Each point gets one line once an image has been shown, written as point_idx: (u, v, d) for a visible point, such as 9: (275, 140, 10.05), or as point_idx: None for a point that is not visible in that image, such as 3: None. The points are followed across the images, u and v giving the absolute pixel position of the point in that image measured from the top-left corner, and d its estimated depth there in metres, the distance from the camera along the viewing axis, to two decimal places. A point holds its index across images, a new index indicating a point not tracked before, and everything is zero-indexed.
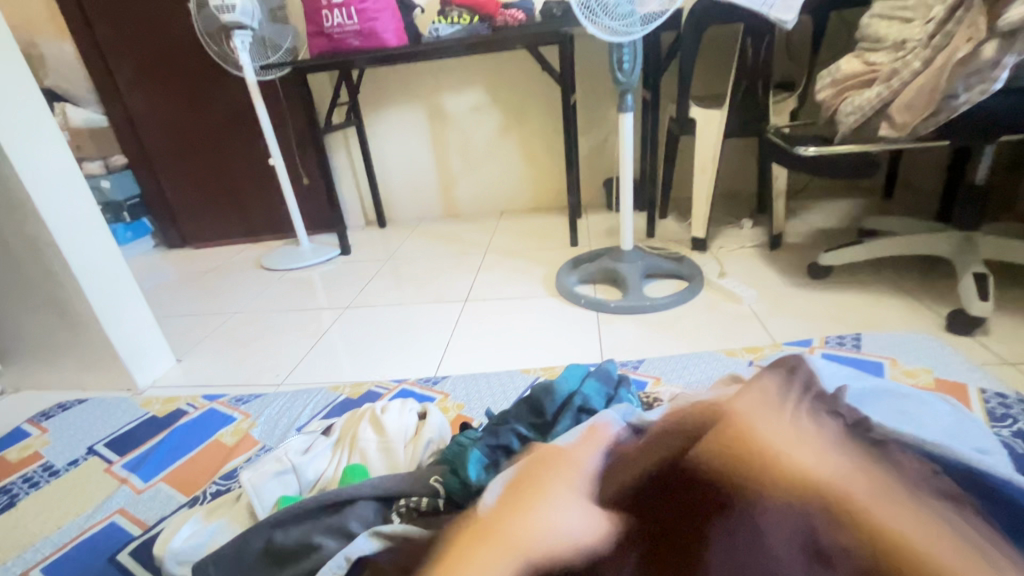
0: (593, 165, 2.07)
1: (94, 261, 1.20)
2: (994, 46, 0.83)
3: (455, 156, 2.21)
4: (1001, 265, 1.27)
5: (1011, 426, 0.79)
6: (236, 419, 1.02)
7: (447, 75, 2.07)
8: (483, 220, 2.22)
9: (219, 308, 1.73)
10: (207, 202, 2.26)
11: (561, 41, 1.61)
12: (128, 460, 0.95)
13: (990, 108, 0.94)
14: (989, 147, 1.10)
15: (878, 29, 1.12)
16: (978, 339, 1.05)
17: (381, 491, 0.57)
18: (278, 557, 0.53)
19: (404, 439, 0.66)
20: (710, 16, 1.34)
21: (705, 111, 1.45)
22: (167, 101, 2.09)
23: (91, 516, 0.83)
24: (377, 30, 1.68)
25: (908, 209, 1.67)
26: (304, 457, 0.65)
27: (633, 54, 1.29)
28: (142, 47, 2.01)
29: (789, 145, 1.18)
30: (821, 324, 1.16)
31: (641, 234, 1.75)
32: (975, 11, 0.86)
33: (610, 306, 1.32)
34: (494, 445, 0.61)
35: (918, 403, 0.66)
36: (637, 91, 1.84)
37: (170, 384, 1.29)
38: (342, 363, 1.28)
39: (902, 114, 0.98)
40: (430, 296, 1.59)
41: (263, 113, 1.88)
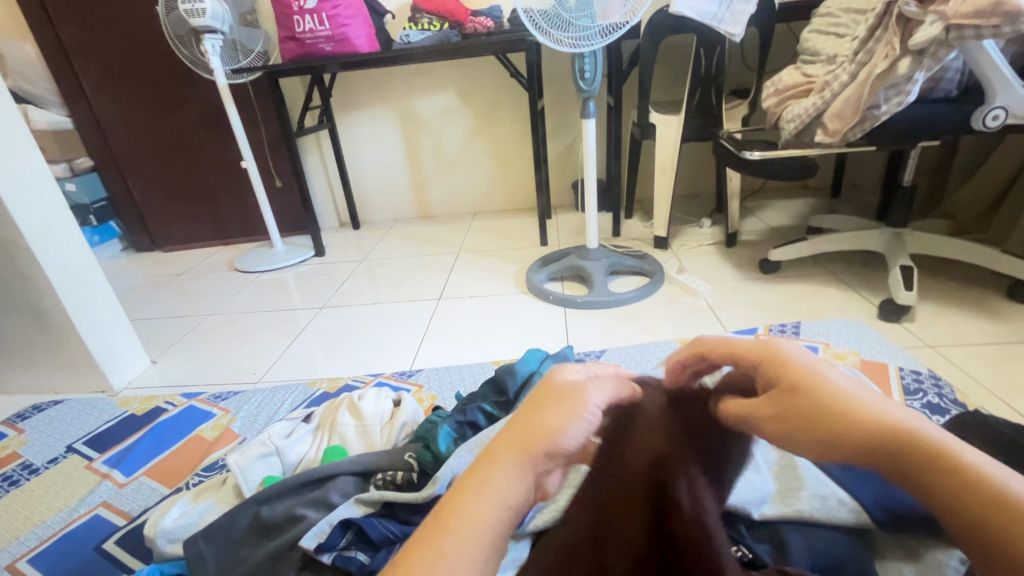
0: (561, 168, 2.15)
1: (66, 264, 1.21)
2: (907, 62, 0.94)
3: (427, 159, 2.26)
4: (929, 259, 1.40)
5: (922, 399, 0.89)
6: (216, 416, 1.06)
7: (418, 79, 2.12)
8: (456, 221, 2.28)
9: (193, 311, 1.74)
10: (178, 205, 2.25)
11: (527, 49, 1.67)
12: (108, 456, 0.97)
13: (909, 116, 1.05)
14: (913, 151, 1.22)
15: (816, 44, 1.22)
16: (905, 324, 1.16)
17: (361, 466, 0.62)
18: (265, 529, 0.58)
19: (380, 423, 0.71)
20: (666, 28, 1.43)
21: (663, 117, 1.54)
22: (135, 104, 2.08)
23: (75, 510, 0.86)
24: (349, 36, 1.73)
25: (852, 208, 1.80)
26: (286, 441, 0.70)
27: (594, 63, 1.37)
28: (108, 48, 1.99)
29: (738, 149, 1.28)
30: (768, 314, 1.26)
31: (607, 234, 1.84)
32: (891, 31, 0.96)
33: (576, 301, 1.40)
34: (462, 421, 0.67)
35: None
36: (601, 97, 1.93)
37: (146, 385, 1.31)
38: (319, 361, 1.32)
39: (834, 121, 1.07)
40: (405, 295, 1.64)
41: (235, 116, 1.89)
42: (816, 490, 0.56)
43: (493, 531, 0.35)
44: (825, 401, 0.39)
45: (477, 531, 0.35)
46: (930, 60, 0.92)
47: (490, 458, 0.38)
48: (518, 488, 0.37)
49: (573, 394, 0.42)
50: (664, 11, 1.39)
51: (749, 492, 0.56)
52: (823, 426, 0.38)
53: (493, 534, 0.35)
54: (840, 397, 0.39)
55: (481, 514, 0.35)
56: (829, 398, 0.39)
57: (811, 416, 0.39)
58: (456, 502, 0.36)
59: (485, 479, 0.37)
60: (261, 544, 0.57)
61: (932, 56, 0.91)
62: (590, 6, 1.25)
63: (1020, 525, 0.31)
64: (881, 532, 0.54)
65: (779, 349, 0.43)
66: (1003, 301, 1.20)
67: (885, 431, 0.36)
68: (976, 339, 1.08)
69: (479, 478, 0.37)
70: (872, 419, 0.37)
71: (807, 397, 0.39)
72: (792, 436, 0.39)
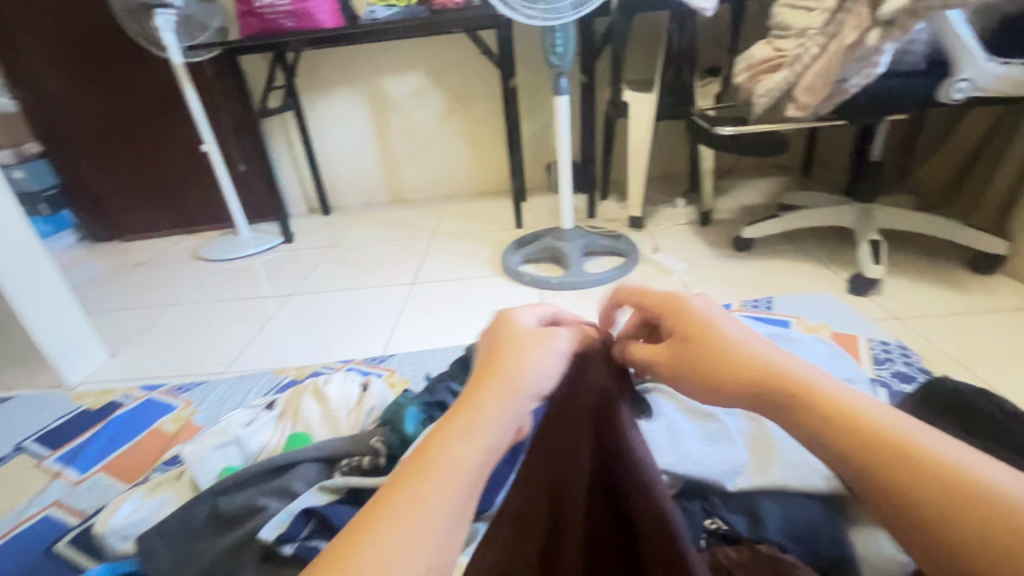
0: (536, 150, 2.12)
1: (9, 253, 1.13)
2: (876, 34, 0.94)
3: (398, 141, 2.20)
4: (896, 233, 1.42)
5: (890, 368, 0.90)
6: (177, 408, 1.01)
7: (387, 58, 2.05)
8: (430, 205, 2.23)
9: (155, 302, 1.66)
10: (136, 193, 2.15)
11: (498, 25, 1.63)
12: (60, 454, 0.92)
13: (878, 90, 1.05)
14: (882, 125, 1.22)
15: (787, 18, 1.22)
16: (873, 298, 1.18)
17: (325, 452, 0.59)
18: (224, 521, 0.55)
19: (347, 408, 0.69)
20: (637, 2, 1.40)
21: (636, 95, 1.52)
22: (84, 84, 1.96)
23: (24, 510, 0.81)
24: (311, 11, 1.65)
25: (822, 186, 1.82)
26: (247, 430, 0.66)
27: (566, 38, 1.34)
28: (51, 24, 1.87)
29: (711, 125, 1.27)
30: (742, 291, 1.27)
31: (583, 215, 1.82)
32: (861, 1, 0.95)
33: (552, 282, 1.38)
34: (430, 401, 0.65)
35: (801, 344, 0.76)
36: (574, 76, 1.90)
37: (104, 379, 1.25)
38: (288, 349, 1.28)
39: (805, 95, 1.07)
40: (378, 280, 1.60)
41: (192, 97, 1.80)
42: (790, 458, 0.56)
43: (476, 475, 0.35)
44: (709, 353, 0.41)
45: (453, 474, 0.35)
46: (898, 31, 0.92)
47: (472, 401, 0.39)
48: (500, 431, 0.38)
49: (548, 339, 0.44)
50: None
51: (723, 464, 0.56)
52: (711, 374, 0.40)
53: (477, 476, 0.36)
54: (730, 340, 0.41)
55: (468, 460, 0.35)
56: (712, 354, 0.41)
57: (700, 361, 0.41)
58: (438, 450, 0.36)
59: (471, 423, 0.37)
60: (218, 538, 0.54)
61: (901, 28, 0.92)
62: None
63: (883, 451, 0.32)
64: (852, 499, 0.54)
65: (682, 303, 0.45)
66: (966, 272, 1.23)
67: (760, 378, 0.38)
68: (943, 310, 1.11)
69: (462, 424, 0.37)
70: (756, 363, 0.39)
71: (694, 348, 0.42)
72: (687, 381, 0.41)
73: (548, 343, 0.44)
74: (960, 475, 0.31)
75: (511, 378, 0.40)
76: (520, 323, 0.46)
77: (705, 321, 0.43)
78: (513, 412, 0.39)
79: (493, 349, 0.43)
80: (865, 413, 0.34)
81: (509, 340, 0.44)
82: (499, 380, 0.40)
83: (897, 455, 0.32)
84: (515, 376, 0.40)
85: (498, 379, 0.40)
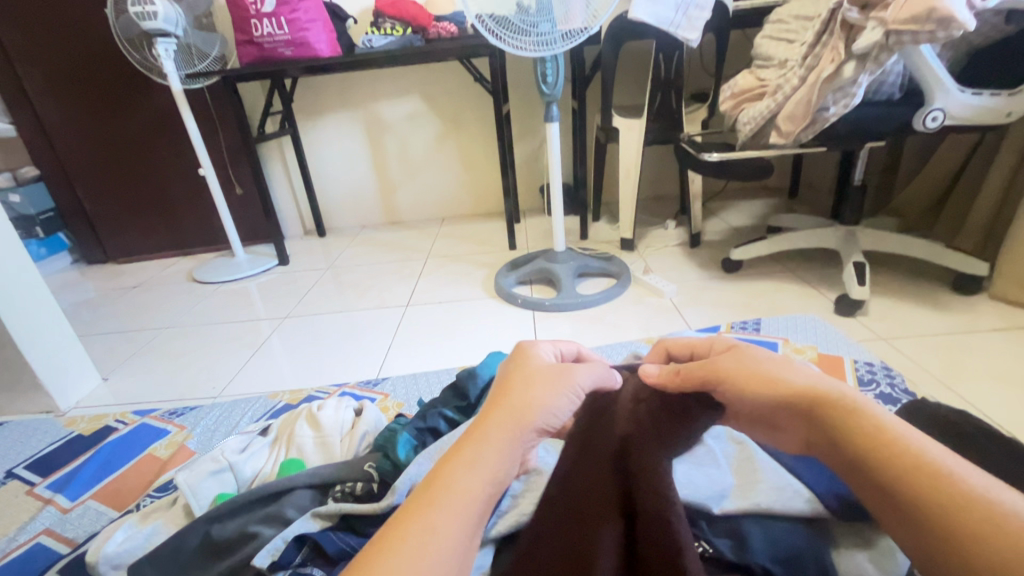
0: (529, 172, 2.16)
1: (7, 279, 1.15)
2: (852, 66, 0.98)
3: (393, 164, 2.24)
4: (880, 255, 1.46)
5: (875, 389, 0.92)
6: (171, 432, 1.01)
7: (383, 85, 2.10)
8: (424, 227, 2.26)
9: (149, 324, 1.66)
10: (132, 216, 2.16)
11: (490, 54, 1.68)
12: (52, 480, 0.92)
13: (857, 119, 1.09)
14: (863, 151, 1.27)
15: (768, 49, 1.26)
16: (859, 319, 1.20)
17: (318, 479, 0.60)
18: (216, 550, 0.55)
19: (341, 433, 0.70)
20: (625, 34, 1.45)
21: (626, 121, 1.57)
22: (83, 110, 1.99)
23: (14, 539, 0.81)
24: (309, 40, 1.69)
25: (809, 208, 1.86)
26: (241, 456, 0.67)
27: (556, 68, 1.39)
28: (52, 52, 1.91)
29: (698, 152, 1.30)
30: (731, 312, 1.29)
31: (576, 237, 1.85)
32: (836, 36, 0.99)
33: (545, 304, 1.40)
34: (422, 427, 0.66)
35: None
36: (565, 102, 1.95)
37: (96, 404, 1.24)
38: (282, 372, 1.28)
39: (786, 124, 1.10)
40: (372, 302, 1.62)
41: (191, 122, 1.83)
42: (774, 482, 0.57)
43: (483, 504, 0.39)
44: (769, 372, 0.49)
45: (463, 502, 0.38)
46: (873, 63, 0.96)
47: (481, 432, 0.42)
48: (507, 464, 0.41)
49: (560, 374, 0.48)
50: (622, 17, 1.42)
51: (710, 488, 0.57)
52: (770, 387, 0.48)
53: (482, 503, 0.39)
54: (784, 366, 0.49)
55: (475, 490, 0.39)
56: (774, 372, 0.48)
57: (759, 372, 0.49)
58: (450, 474, 0.40)
59: (479, 455, 0.41)
60: (210, 566, 0.54)
61: (875, 60, 0.95)
62: (550, 11, 1.26)
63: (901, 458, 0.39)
64: (835, 521, 0.56)
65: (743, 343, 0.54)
66: (949, 293, 1.26)
67: (815, 392, 0.45)
68: (925, 330, 1.13)
69: (473, 451, 0.41)
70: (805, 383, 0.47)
71: (761, 368, 0.49)
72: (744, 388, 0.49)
73: (557, 374, 0.48)
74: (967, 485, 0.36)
75: (520, 412, 0.44)
76: (535, 357, 0.50)
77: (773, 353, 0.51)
78: (518, 445, 0.42)
79: (504, 381, 0.47)
80: (897, 430, 0.40)
81: (522, 374, 0.47)
82: (507, 415, 0.43)
83: (922, 464, 0.38)
84: (524, 410, 0.44)
85: (506, 415, 0.43)
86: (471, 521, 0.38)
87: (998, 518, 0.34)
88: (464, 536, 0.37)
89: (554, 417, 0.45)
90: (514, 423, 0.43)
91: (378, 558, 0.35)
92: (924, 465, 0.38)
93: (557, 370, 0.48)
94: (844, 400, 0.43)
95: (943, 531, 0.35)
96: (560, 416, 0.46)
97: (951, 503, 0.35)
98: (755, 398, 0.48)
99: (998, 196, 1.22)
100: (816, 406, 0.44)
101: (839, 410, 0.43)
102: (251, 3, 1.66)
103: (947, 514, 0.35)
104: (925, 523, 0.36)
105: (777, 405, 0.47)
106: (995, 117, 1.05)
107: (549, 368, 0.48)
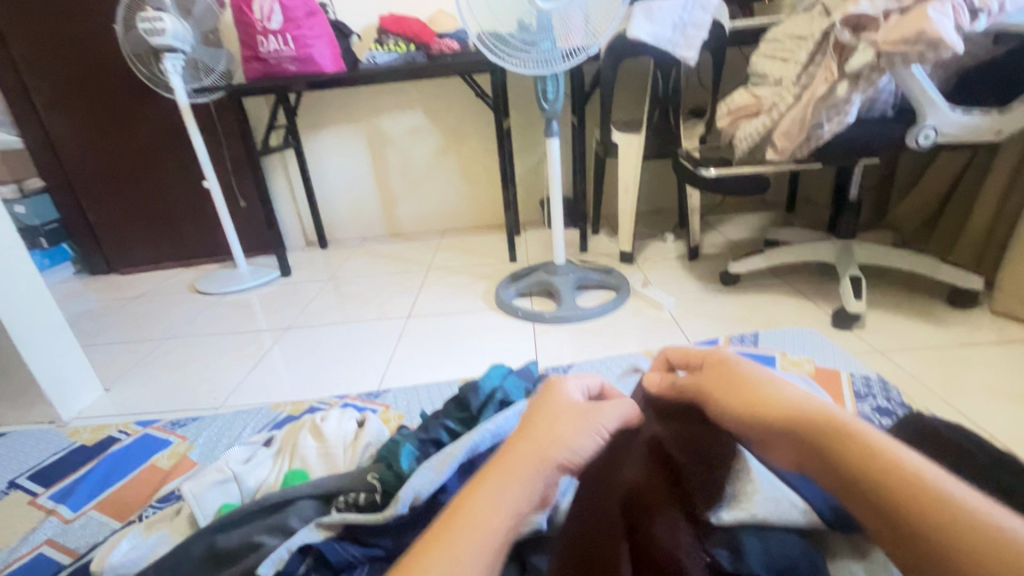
0: (529, 185, 2.19)
1: (13, 289, 1.16)
2: (845, 85, 1.01)
3: (395, 177, 2.26)
4: (876, 269, 1.47)
5: (871, 402, 0.93)
6: (173, 443, 1.02)
7: (385, 99, 2.13)
8: (425, 239, 2.28)
9: (151, 335, 1.67)
10: (136, 227, 2.19)
11: (492, 71, 1.71)
12: (55, 491, 0.93)
13: (850, 136, 1.11)
14: (858, 167, 1.29)
15: (763, 67, 1.29)
16: (856, 332, 1.22)
17: (321, 489, 0.61)
18: (220, 560, 0.56)
19: (343, 444, 0.71)
20: (624, 52, 1.48)
21: (625, 136, 1.59)
22: (90, 123, 2.02)
23: (16, 549, 0.81)
24: (314, 57, 1.72)
25: (806, 222, 1.88)
26: (245, 466, 0.68)
27: (556, 85, 1.42)
28: (61, 67, 1.94)
29: (696, 167, 1.33)
30: (729, 325, 1.30)
31: (575, 249, 1.87)
32: (830, 57, 1.02)
33: (545, 317, 1.41)
34: (424, 439, 0.67)
35: None
36: (565, 117, 1.98)
37: (98, 414, 1.25)
38: (283, 384, 1.29)
39: (782, 140, 1.12)
40: (373, 313, 1.63)
41: (197, 135, 1.86)
42: (771, 492, 0.58)
43: (501, 538, 0.39)
44: (759, 394, 0.50)
45: (484, 534, 0.39)
46: (866, 83, 1.00)
47: (505, 464, 0.43)
48: (528, 498, 0.41)
49: (584, 414, 0.49)
50: (621, 36, 1.45)
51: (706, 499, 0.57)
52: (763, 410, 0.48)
53: (501, 538, 0.39)
54: (769, 388, 0.50)
55: (493, 523, 0.39)
56: (765, 394, 0.49)
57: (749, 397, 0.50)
58: (470, 506, 0.40)
59: (497, 485, 0.42)
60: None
61: (867, 80, 0.99)
62: (550, 29, 1.29)
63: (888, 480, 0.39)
64: (830, 532, 0.57)
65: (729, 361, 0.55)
66: (945, 307, 1.27)
67: (802, 414, 0.46)
68: (921, 344, 1.14)
69: (495, 484, 0.42)
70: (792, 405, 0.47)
71: (751, 392, 0.50)
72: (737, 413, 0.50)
73: (583, 413, 0.49)
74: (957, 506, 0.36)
75: (546, 448, 0.44)
76: (561, 394, 0.50)
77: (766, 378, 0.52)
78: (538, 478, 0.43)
79: (530, 418, 0.47)
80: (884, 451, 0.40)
81: (547, 411, 0.48)
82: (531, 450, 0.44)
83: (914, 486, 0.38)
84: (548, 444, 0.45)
85: (532, 451, 0.44)
86: (490, 555, 0.38)
87: (1000, 535, 0.34)
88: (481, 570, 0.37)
89: (578, 455, 0.46)
90: (538, 458, 0.43)
91: None
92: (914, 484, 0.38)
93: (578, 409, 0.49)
94: (833, 424, 0.44)
95: (937, 551, 0.35)
96: (583, 456, 0.47)
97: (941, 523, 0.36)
98: (750, 422, 0.49)
99: (991, 211, 1.24)
100: (806, 428, 0.45)
101: (828, 435, 0.43)
102: (257, 20, 1.69)
103: (941, 535, 0.35)
104: (921, 544, 0.36)
105: (770, 428, 0.47)
106: (986, 135, 1.07)
107: (574, 407, 0.49)
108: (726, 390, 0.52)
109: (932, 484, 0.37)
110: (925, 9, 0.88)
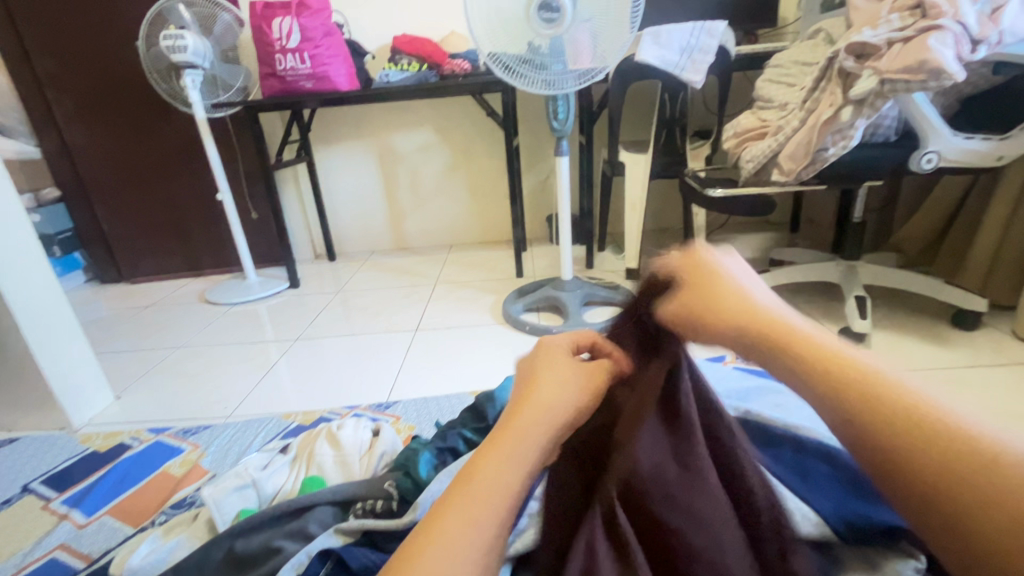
0: (536, 202, 2.22)
1: (31, 296, 1.18)
2: (850, 110, 1.04)
3: (404, 192, 2.30)
4: (881, 290, 1.49)
5: None
6: (185, 451, 1.03)
7: (397, 117, 2.18)
8: (432, 253, 2.30)
9: (161, 344, 1.69)
10: (149, 237, 2.22)
11: (503, 91, 1.75)
12: (67, 496, 0.93)
13: (856, 159, 1.13)
14: (862, 189, 1.31)
15: (769, 91, 1.33)
16: None
17: (339, 496, 0.62)
18: (240, 564, 0.57)
19: (359, 453, 0.72)
20: (632, 75, 1.52)
21: (632, 155, 1.63)
22: (108, 135, 2.07)
23: (30, 553, 0.82)
24: (330, 74, 1.78)
25: (811, 242, 1.90)
26: (263, 473, 0.69)
27: (566, 105, 1.46)
28: (83, 80, 1.99)
29: (702, 187, 1.35)
30: None
31: (582, 266, 1.89)
32: (834, 83, 1.06)
33: (552, 332, 1.43)
34: (442, 447, 0.68)
35: (792, 398, 0.80)
36: (573, 136, 2.02)
37: (109, 421, 1.26)
38: (293, 393, 1.31)
39: (788, 162, 1.15)
40: (381, 326, 1.65)
41: (212, 149, 1.90)
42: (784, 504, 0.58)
43: (513, 492, 0.42)
44: (728, 299, 0.47)
45: (495, 495, 0.41)
46: (869, 108, 1.01)
47: (505, 428, 0.46)
48: (535, 452, 0.44)
49: (568, 369, 0.52)
50: (629, 59, 1.49)
51: None
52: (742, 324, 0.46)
53: (514, 495, 0.42)
54: (739, 295, 0.48)
55: (506, 482, 0.42)
56: (743, 303, 0.47)
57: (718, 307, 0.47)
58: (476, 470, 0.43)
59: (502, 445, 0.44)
60: None
61: (871, 106, 1.01)
62: (561, 53, 1.33)
63: (866, 396, 0.38)
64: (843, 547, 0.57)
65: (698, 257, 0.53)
66: (950, 328, 1.28)
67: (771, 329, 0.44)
68: (926, 364, 1.15)
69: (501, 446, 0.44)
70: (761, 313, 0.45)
71: (721, 303, 0.47)
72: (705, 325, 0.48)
73: (572, 370, 0.52)
74: (943, 423, 0.36)
75: (544, 403, 0.47)
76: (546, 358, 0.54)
77: (745, 281, 0.50)
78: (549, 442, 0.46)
79: (525, 386, 0.51)
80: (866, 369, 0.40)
81: (537, 376, 0.51)
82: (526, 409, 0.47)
83: (903, 408, 0.37)
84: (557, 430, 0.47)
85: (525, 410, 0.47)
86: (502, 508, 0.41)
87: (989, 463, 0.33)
88: (496, 522, 0.40)
89: (573, 406, 0.49)
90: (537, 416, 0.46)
91: (414, 553, 0.38)
92: (899, 405, 0.37)
93: (562, 364, 0.52)
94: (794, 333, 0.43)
95: (896, 453, 0.36)
96: (577, 411, 0.49)
97: (953, 463, 0.34)
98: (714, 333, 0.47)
99: (996, 232, 1.26)
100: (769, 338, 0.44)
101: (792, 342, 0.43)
102: (276, 39, 1.75)
103: (910, 447, 0.35)
104: (894, 449, 0.36)
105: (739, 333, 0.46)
106: (987, 160, 1.09)
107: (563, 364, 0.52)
108: (697, 301, 0.49)
109: (902, 398, 0.37)
110: (926, 39, 0.92)
